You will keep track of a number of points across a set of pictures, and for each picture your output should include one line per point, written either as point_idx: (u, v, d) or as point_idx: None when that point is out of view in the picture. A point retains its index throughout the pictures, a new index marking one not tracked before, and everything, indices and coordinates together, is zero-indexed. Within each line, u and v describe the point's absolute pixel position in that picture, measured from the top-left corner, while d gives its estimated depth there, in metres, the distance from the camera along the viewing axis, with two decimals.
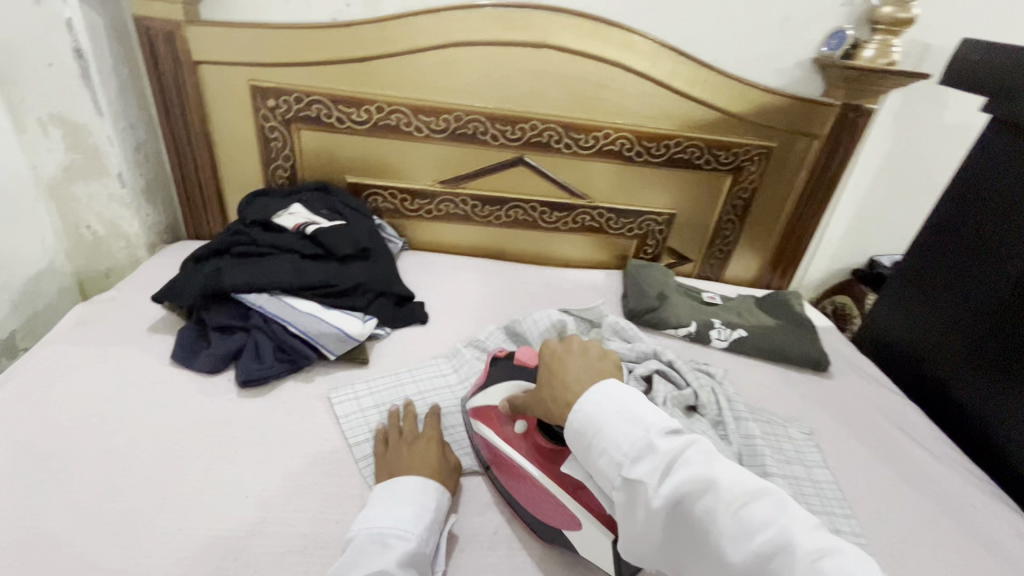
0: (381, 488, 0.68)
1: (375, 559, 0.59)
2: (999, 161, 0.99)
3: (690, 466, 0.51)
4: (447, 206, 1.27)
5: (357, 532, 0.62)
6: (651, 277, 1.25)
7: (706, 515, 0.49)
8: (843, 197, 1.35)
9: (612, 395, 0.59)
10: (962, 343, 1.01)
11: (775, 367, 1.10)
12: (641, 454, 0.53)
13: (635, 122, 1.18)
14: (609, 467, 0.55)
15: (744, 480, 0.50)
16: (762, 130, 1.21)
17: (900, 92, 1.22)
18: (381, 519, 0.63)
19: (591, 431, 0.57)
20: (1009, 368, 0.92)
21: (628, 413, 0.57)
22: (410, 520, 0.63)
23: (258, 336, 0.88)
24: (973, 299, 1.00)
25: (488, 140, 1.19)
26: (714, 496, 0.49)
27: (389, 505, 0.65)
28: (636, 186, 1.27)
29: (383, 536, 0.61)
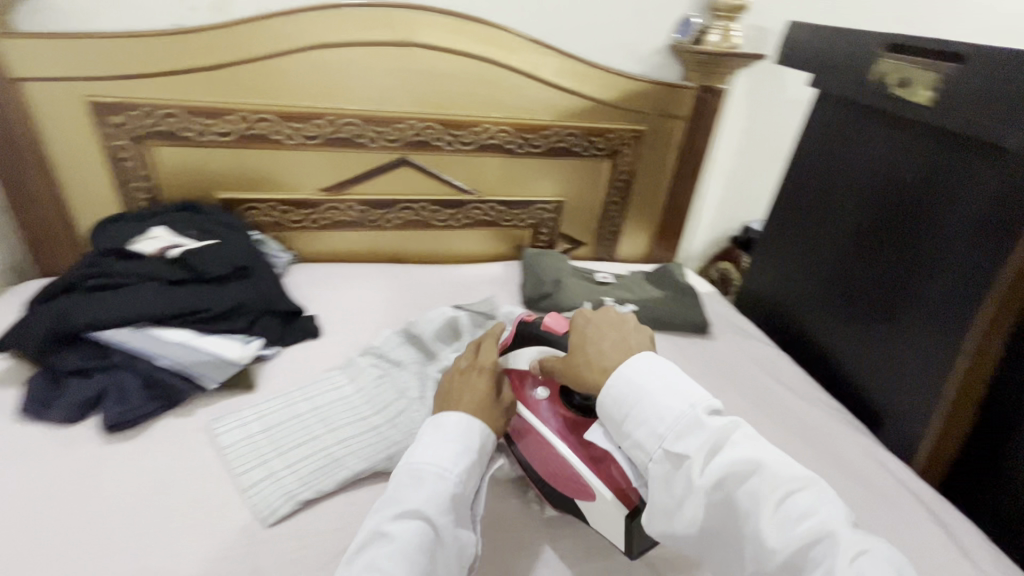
0: (428, 423, 0.66)
1: (415, 492, 0.58)
2: (818, 124, 1.10)
3: (738, 451, 0.54)
4: (334, 214, 1.23)
5: (402, 463, 0.61)
6: (547, 264, 1.29)
7: (748, 498, 0.52)
8: (711, 172, 1.47)
9: (658, 371, 0.61)
10: (820, 287, 1.09)
11: (664, 336, 1.18)
12: (686, 431, 0.56)
13: (512, 114, 1.21)
14: (648, 442, 0.58)
15: (791, 472, 0.53)
16: (631, 115, 1.28)
17: (747, 72, 1.34)
18: (423, 454, 0.61)
19: (629, 405, 0.60)
20: (861, 303, 1.00)
21: (671, 390, 0.60)
22: (451, 458, 0.61)
23: (122, 375, 0.81)
24: (818, 253, 1.10)
25: (366, 143, 1.17)
26: (760, 481, 0.52)
27: (432, 441, 0.63)
28: (521, 177, 1.29)
29: (423, 472, 0.60)
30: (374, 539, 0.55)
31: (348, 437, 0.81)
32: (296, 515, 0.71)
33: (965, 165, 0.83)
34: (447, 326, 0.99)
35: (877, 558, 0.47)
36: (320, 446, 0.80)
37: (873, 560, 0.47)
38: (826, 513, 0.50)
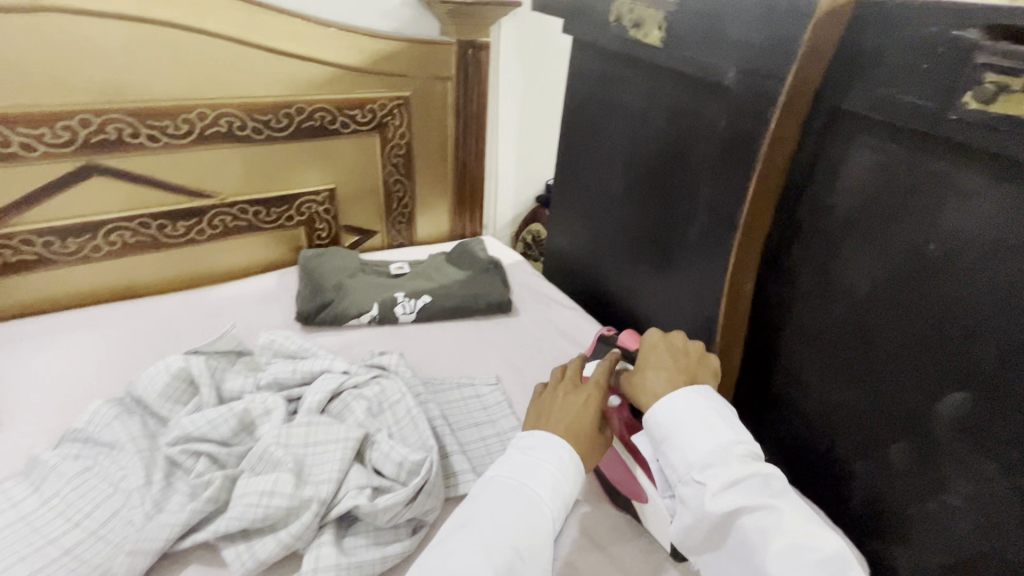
0: (529, 437, 0.57)
1: (510, 520, 0.49)
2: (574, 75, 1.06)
3: (762, 492, 0.49)
4: (3, 255, 0.90)
5: (498, 479, 0.53)
6: (328, 266, 1.11)
7: (756, 541, 0.47)
8: (499, 134, 1.39)
9: (701, 399, 0.55)
10: (614, 243, 1.06)
11: (468, 322, 1.08)
12: (712, 461, 0.51)
13: (235, 93, 0.98)
14: (678, 466, 0.53)
15: (811, 527, 0.47)
16: (390, 80, 1.12)
17: (509, 21, 1.25)
18: (522, 475, 0.53)
19: (665, 428, 0.55)
20: (647, 255, 0.98)
21: (706, 419, 0.54)
22: (547, 481, 0.53)
23: None
24: (602, 208, 1.07)
25: (19, 152, 0.85)
26: (775, 527, 0.47)
27: (536, 458, 0.54)
28: (273, 169, 1.07)
29: (524, 495, 0.51)
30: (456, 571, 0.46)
31: None
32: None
33: (698, 105, 0.82)
34: (176, 380, 0.77)
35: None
36: None
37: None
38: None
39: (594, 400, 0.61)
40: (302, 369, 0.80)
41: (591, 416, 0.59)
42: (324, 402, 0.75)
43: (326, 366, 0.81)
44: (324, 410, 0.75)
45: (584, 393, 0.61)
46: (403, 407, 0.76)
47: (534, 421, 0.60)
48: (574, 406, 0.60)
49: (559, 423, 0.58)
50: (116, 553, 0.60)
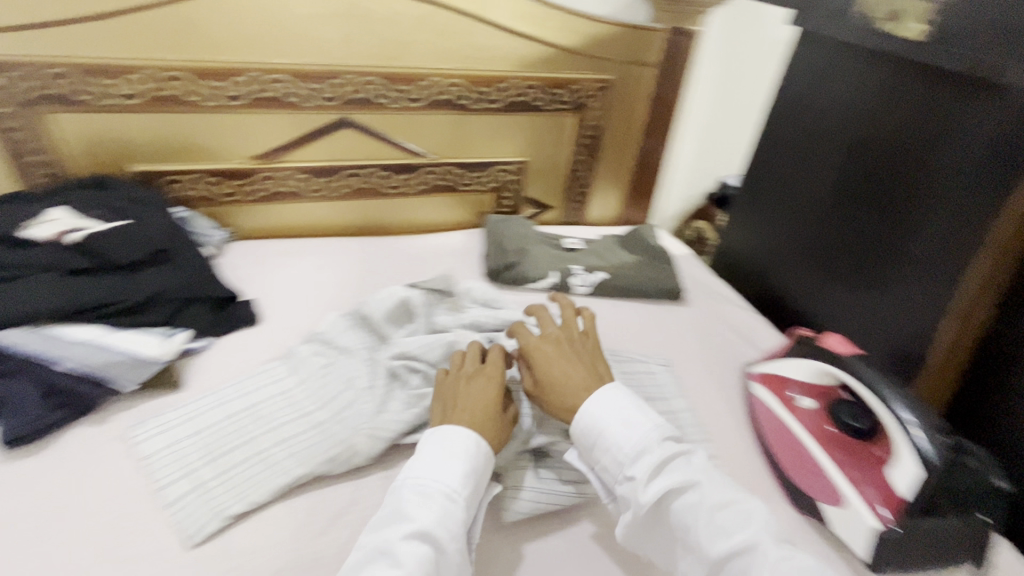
0: (432, 435, 0.63)
1: (422, 512, 0.56)
2: (798, 74, 1.04)
3: (682, 471, 0.60)
4: (270, 185, 1.10)
5: (408, 478, 0.59)
6: (511, 232, 1.20)
7: (685, 512, 0.58)
8: (683, 125, 1.37)
9: (617, 403, 0.66)
10: (809, 247, 1.06)
11: (637, 304, 1.10)
12: (638, 454, 0.61)
13: (465, 65, 1.08)
14: (610, 467, 0.63)
15: (729, 489, 0.59)
16: (597, 63, 1.16)
17: (721, 11, 1.23)
18: (427, 471, 0.60)
19: (592, 439, 0.64)
20: (856, 261, 0.97)
21: (629, 418, 0.64)
22: (458, 477, 0.60)
23: (16, 382, 0.70)
24: (803, 211, 1.06)
25: (299, 102, 1.02)
26: (699, 497, 0.58)
27: (438, 457, 0.61)
28: (478, 137, 1.17)
29: (434, 489, 0.58)
30: (376, 564, 0.53)
31: (289, 439, 0.73)
32: (230, 531, 0.64)
33: (957, 108, 0.80)
34: (399, 308, 0.90)
35: (793, 561, 0.53)
36: (256, 450, 0.71)
37: (792, 561, 0.53)
38: (751, 526, 0.56)
39: (498, 383, 0.70)
40: (498, 316, 0.89)
41: (496, 397, 0.68)
42: (521, 346, 0.82)
43: (521, 317, 0.89)
44: (519, 353, 0.82)
45: (485, 377, 0.70)
46: None
47: (441, 407, 0.68)
48: (481, 390, 0.68)
49: (467, 406, 0.66)
50: (356, 434, 0.73)
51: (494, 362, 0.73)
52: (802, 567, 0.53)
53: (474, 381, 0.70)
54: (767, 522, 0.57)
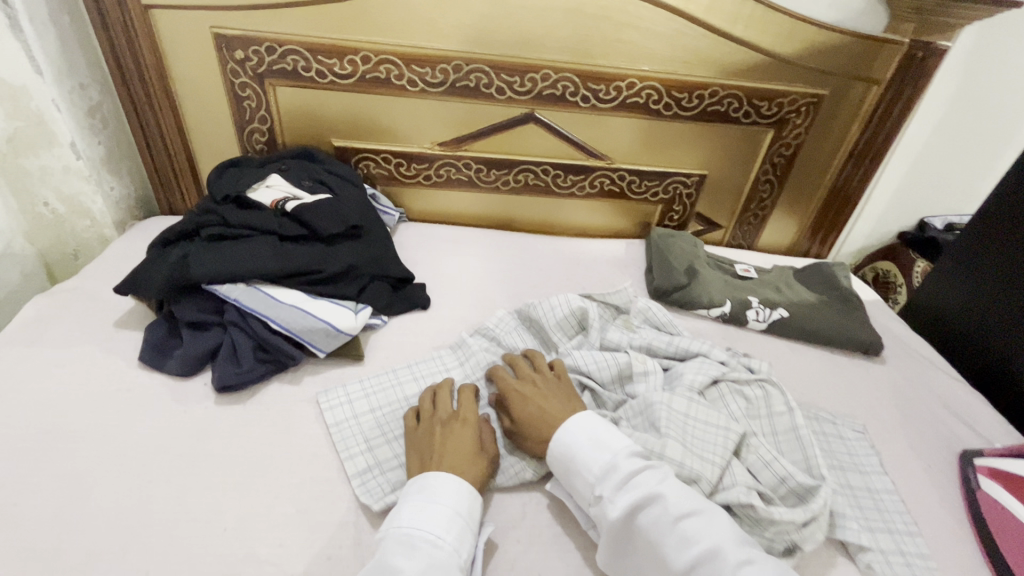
0: (412, 485, 0.62)
1: (405, 562, 0.54)
2: None
3: (646, 483, 0.59)
4: (449, 171, 1.12)
5: (393, 527, 0.57)
6: (680, 248, 1.11)
7: (652, 527, 0.56)
8: (895, 153, 1.19)
9: (585, 423, 0.66)
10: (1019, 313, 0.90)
11: (820, 351, 0.98)
12: (607, 473, 0.61)
13: (666, 68, 1.01)
14: (584, 489, 0.62)
15: (689, 499, 0.57)
16: (813, 76, 1.03)
17: (977, 26, 1.03)
18: (410, 521, 0.58)
19: (566, 461, 0.64)
20: None
21: (598, 440, 0.64)
22: (445, 524, 0.58)
23: (235, 334, 0.77)
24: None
25: (493, 94, 1.02)
26: (659, 510, 0.56)
27: (418, 506, 0.59)
28: (661, 145, 1.11)
29: (418, 538, 0.56)
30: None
31: None
32: None
33: None
34: (572, 318, 0.86)
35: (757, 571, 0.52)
36: None
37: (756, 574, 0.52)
38: (715, 535, 0.55)
39: (473, 428, 0.69)
40: (676, 344, 0.82)
41: (473, 441, 0.67)
42: (706, 384, 0.75)
43: (702, 350, 0.82)
44: (703, 391, 0.75)
45: (463, 425, 0.69)
46: (786, 423, 0.73)
47: (419, 457, 0.67)
48: (453, 436, 0.67)
49: (445, 455, 0.65)
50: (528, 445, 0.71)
51: (469, 407, 0.72)
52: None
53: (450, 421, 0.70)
54: (732, 527, 0.57)
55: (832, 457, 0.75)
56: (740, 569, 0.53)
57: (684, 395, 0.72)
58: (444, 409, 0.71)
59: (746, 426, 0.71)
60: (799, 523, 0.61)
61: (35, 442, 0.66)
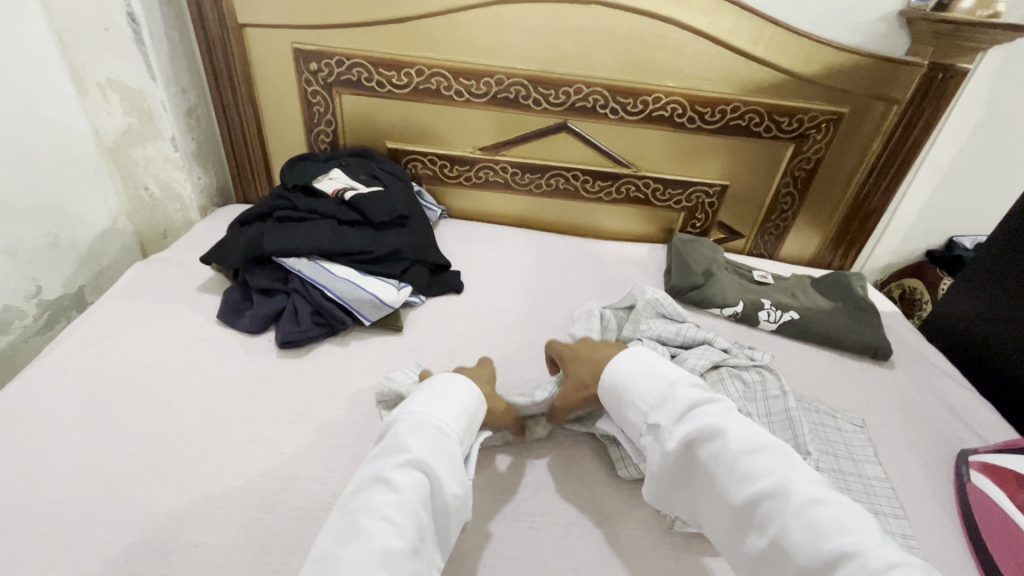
0: (427, 385, 0.71)
1: (414, 444, 0.61)
2: None
3: (706, 418, 0.62)
4: (487, 174, 1.24)
5: (405, 414, 0.65)
6: (699, 251, 1.18)
7: (712, 460, 0.59)
8: (920, 170, 1.23)
9: (640, 359, 0.73)
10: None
11: (829, 353, 1.03)
12: (663, 404, 0.66)
13: (690, 85, 1.09)
14: (639, 419, 0.68)
15: (749, 435, 0.60)
16: (833, 95, 1.09)
17: (1001, 50, 1.07)
18: (423, 409, 0.66)
19: (624, 392, 0.70)
20: None
21: (657, 375, 0.69)
22: (453, 418, 0.66)
23: (296, 300, 0.91)
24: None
25: (531, 105, 1.14)
26: (721, 444, 0.59)
27: (427, 401, 0.67)
28: (684, 156, 1.19)
29: (430, 423, 0.64)
30: (373, 485, 0.57)
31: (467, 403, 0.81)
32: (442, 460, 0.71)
33: None
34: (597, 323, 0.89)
35: (827, 510, 0.52)
36: None
37: (823, 513, 0.52)
38: (781, 472, 0.56)
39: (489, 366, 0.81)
40: (683, 333, 0.90)
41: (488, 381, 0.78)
42: (706, 367, 0.82)
43: (706, 338, 0.90)
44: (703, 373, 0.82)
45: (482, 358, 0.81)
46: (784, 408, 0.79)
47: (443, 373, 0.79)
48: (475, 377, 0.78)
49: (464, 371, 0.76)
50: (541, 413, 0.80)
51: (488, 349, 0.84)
52: (837, 521, 0.52)
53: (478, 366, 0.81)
54: (803, 468, 0.57)
55: (826, 444, 0.81)
56: (807, 507, 0.53)
57: None
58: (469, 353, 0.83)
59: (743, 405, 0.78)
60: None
61: (134, 374, 0.81)
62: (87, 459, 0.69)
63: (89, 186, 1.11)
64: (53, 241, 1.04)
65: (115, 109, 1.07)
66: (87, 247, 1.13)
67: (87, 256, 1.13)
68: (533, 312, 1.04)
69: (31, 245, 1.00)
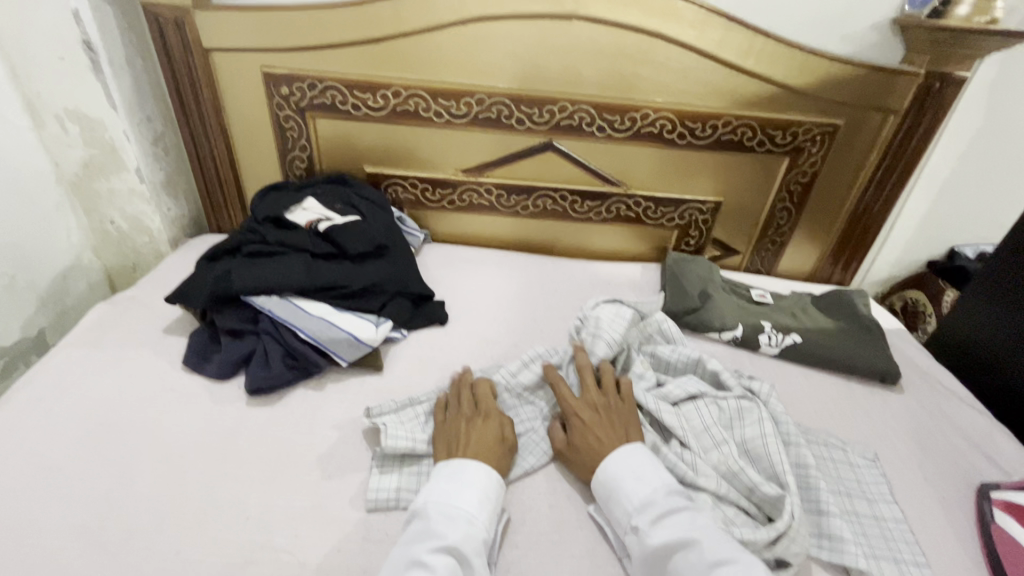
0: (445, 467, 0.69)
1: (447, 531, 0.61)
2: None
3: (686, 527, 0.60)
4: (471, 196, 1.19)
5: (432, 506, 0.63)
6: (695, 272, 1.12)
7: (686, 571, 0.57)
8: (919, 181, 1.18)
9: (629, 453, 0.70)
10: None
11: (835, 378, 0.98)
12: (645, 506, 0.64)
13: (679, 100, 1.05)
14: (621, 518, 0.65)
15: (724, 545, 0.58)
16: (829, 106, 1.05)
17: (999, 56, 1.04)
18: (447, 496, 0.65)
19: (610, 489, 0.67)
20: None
21: (640, 472, 0.67)
22: (476, 504, 0.64)
23: (267, 342, 0.85)
24: None
25: (514, 125, 1.09)
26: (697, 554, 0.58)
27: (455, 488, 0.66)
28: (674, 172, 1.14)
29: (457, 514, 0.63)
30: (410, 569, 0.57)
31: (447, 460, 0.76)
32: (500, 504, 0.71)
33: None
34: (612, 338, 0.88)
35: None
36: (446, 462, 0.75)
37: None
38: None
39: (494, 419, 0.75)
40: (677, 353, 0.88)
41: (500, 436, 0.73)
42: (681, 397, 0.79)
43: (699, 358, 0.87)
44: (678, 403, 0.80)
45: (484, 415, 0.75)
46: (767, 441, 0.73)
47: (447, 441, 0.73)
48: (483, 431, 0.73)
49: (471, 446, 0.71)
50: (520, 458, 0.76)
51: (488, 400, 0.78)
52: None
53: (498, 428, 0.74)
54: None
55: (838, 483, 0.75)
56: None
57: (656, 402, 0.78)
58: (469, 406, 0.77)
59: (721, 433, 0.74)
60: (765, 542, 0.63)
61: (89, 433, 0.74)
62: (29, 533, 0.63)
63: (49, 222, 1.05)
64: (8, 283, 0.98)
65: (75, 141, 1.02)
66: (48, 287, 1.06)
67: (49, 296, 1.07)
68: (522, 342, 0.98)
69: None
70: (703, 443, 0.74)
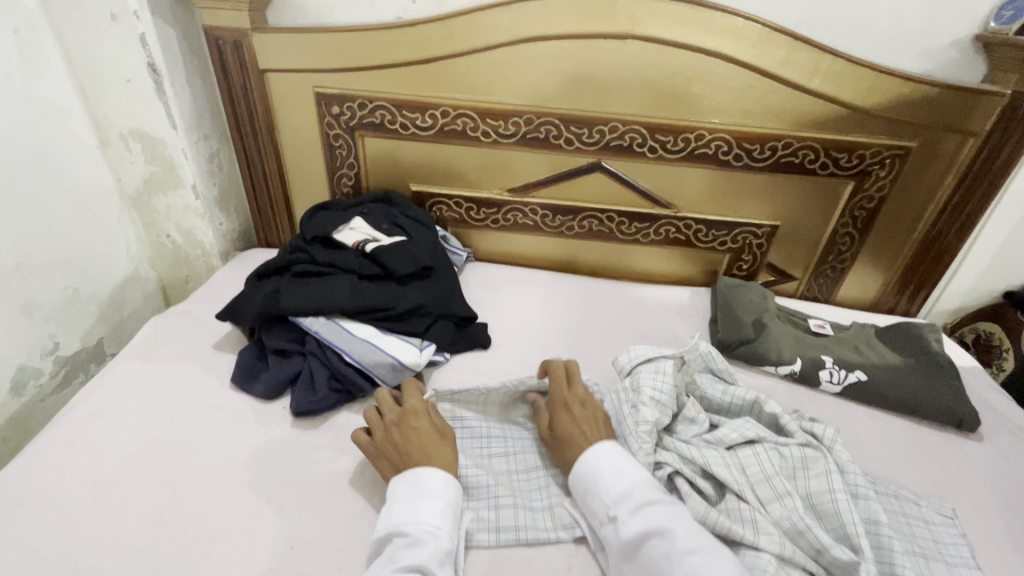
0: (399, 484, 0.68)
1: (412, 552, 0.61)
2: None
3: (657, 517, 0.61)
4: (516, 216, 1.17)
5: (397, 528, 0.63)
6: (748, 299, 1.06)
7: (660, 559, 0.58)
8: (1001, 203, 1.07)
9: (610, 452, 0.70)
10: None
11: (904, 421, 0.91)
12: (623, 497, 0.65)
13: (738, 121, 1.00)
14: (598, 510, 0.66)
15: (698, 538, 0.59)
16: (900, 128, 0.99)
17: None
18: (405, 515, 0.64)
19: (589, 484, 0.68)
20: None
21: (620, 466, 0.68)
22: (438, 516, 0.65)
23: (313, 363, 0.85)
24: None
25: (562, 145, 1.06)
26: (669, 543, 0.59)
27: (414, 502, 0.65)
28: (729, 195, 1.09)
29: (422, 531, 0.63)
30: None
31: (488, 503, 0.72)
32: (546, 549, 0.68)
33: None
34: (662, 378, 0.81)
35: None
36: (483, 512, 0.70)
37: None
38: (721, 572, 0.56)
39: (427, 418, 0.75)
40: (732, 393, 0.83)
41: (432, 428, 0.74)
42: (738, 442, 0.75)
43: (756, 398, 0.82)
44: (734, 447, 0.75)
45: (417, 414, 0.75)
46: (835, 498, 0.68)
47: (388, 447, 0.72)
48: (417, 430, 0.73)
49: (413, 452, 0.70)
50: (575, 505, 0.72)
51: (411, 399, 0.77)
52: None
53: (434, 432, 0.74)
54: None
55: (912, 542, 0.69)
56: None
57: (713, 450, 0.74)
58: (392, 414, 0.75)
59: (783, 485, 0.70)
60: None
61: (142, 450, 0.76)
62: (84, 552, 0.64)
63: (111, 235, 1.09)
64: (72, 295, 1.02)
65: (137, 159, 1.06)
66: (108, 298, 1.10)
67: (108, 306, 1.11)
68: None
69: (49, 301, 0.97)
70: (765, 494, 0.70)
